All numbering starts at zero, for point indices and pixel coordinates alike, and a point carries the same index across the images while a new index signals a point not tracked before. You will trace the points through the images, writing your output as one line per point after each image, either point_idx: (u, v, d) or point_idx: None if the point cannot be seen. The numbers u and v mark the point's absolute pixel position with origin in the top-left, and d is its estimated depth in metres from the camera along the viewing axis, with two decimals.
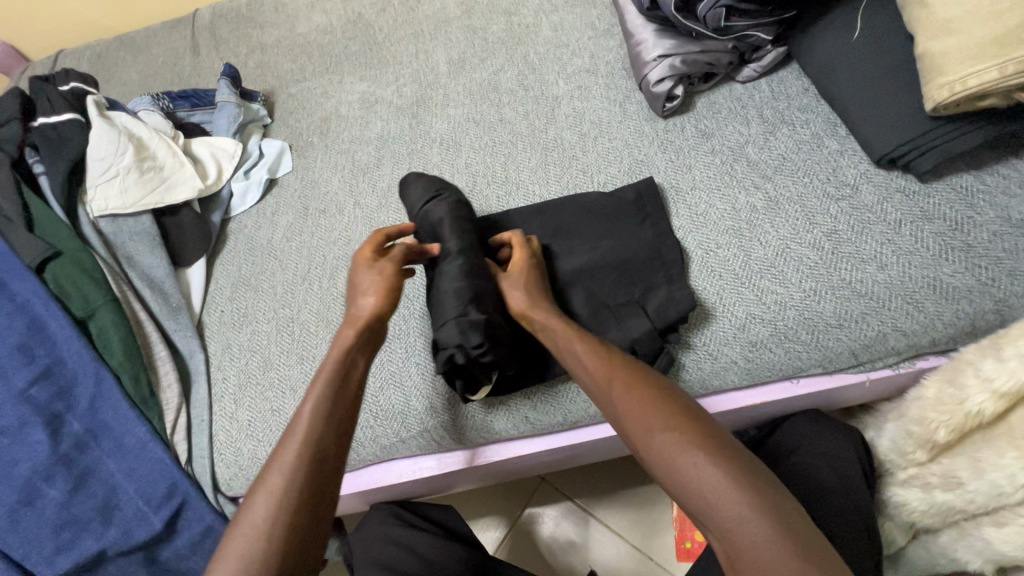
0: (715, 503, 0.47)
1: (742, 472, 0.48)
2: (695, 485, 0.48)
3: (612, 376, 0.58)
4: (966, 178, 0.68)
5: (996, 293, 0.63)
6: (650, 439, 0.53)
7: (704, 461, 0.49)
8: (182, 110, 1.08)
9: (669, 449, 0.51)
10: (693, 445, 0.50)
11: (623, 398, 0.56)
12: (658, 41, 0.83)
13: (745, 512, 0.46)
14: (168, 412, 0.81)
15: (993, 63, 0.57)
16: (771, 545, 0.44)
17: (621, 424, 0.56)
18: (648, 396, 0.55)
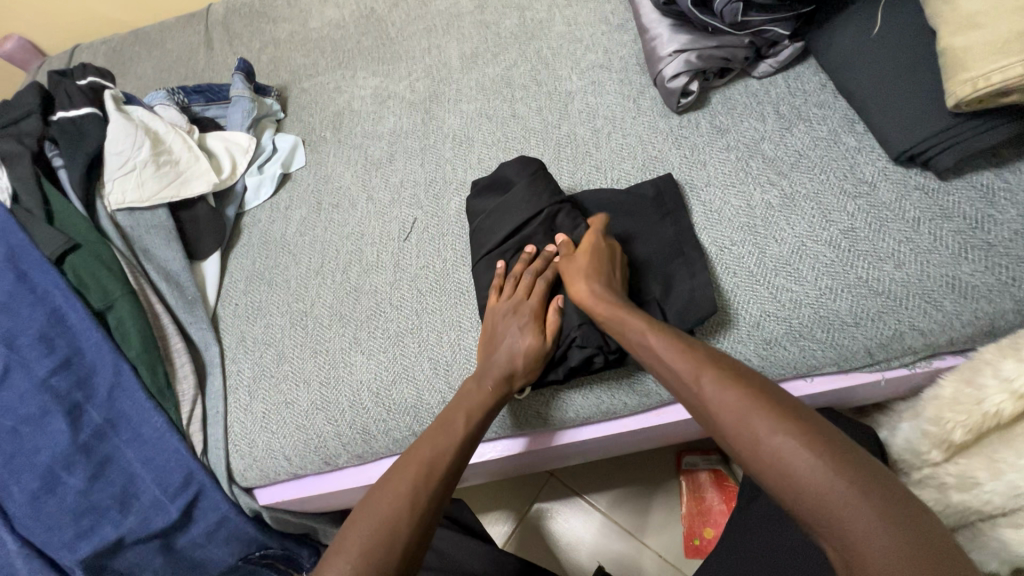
0: (842, 517, 0.42)
1: (849, 462, 0.44)
2: (818, 496, 0.43)
3: (699, 367, 0.53)
4: (986, 176, 0.67)
5: (1016, 293, 0.62)
6: (760, 442, 0.47)
7: (827, 471, 0.43)
8: (197, 104, 1.09)
9: (785, 453, 0.45)
10: (791, 435, 0.46)
11: (720, 393, 0.51)
12: (673, 36, 0.83)
13: (875, 528, 0.40)
14: (185, 403, 0.82)
15: (1020, 58, 0.55)
16: (916, 569, 0.38)
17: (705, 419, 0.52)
18: (749, 392, 0.50)
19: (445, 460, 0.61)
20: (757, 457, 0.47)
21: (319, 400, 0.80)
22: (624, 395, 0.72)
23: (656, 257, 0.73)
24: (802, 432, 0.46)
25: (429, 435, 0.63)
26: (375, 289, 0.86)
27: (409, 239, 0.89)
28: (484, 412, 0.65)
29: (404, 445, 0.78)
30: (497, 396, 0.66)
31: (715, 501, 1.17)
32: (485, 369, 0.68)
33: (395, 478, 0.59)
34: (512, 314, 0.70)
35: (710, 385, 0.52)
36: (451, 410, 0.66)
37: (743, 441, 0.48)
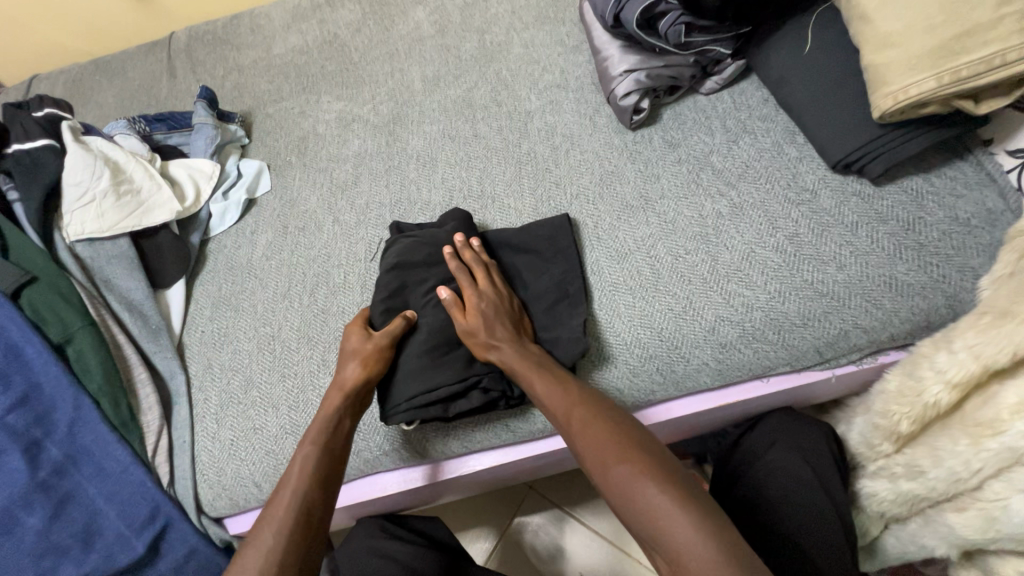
0: (667, 535, 0.49)
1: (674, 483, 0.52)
2: (651, 515, 0.51)
3: (570, 406, 0.61)
4: (915, 180, 0.72)
5: (947, 288, 0.66)
6: (626, 485, 0.53)
7: (659, 493, 0.52)
8: (159, 132, 1.08)
9: (638, 489, 0.52)
10: (636, 466, 0.54)
11: (589, 434, 0.58)
12: (623, 57, 0.86)
13: (692, 541, 0.48)
14: (150, 434, 0.81)
15: (932, 72, 0.60)
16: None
17: (577, 451, 0.59)
18: (610, 434, 0.57)
19: (314, 508, 0.62)
20: (607, 481, 0.55)
21: (288, 424, 0.80)
22: None
23: (625, 278, 0.76)
24: (642, 463, 0.54)
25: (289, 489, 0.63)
26: (342, 310, 0.86)
27: (376, 259, 0.90)
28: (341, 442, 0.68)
29: (375, 465, 0.78)
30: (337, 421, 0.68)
31: None
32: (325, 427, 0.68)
33: (263, 535, 0.60)
34: (348, 366, 0.71)
35: (573, 420, 0.60)
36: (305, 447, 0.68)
37: (595, 464, 0.56)
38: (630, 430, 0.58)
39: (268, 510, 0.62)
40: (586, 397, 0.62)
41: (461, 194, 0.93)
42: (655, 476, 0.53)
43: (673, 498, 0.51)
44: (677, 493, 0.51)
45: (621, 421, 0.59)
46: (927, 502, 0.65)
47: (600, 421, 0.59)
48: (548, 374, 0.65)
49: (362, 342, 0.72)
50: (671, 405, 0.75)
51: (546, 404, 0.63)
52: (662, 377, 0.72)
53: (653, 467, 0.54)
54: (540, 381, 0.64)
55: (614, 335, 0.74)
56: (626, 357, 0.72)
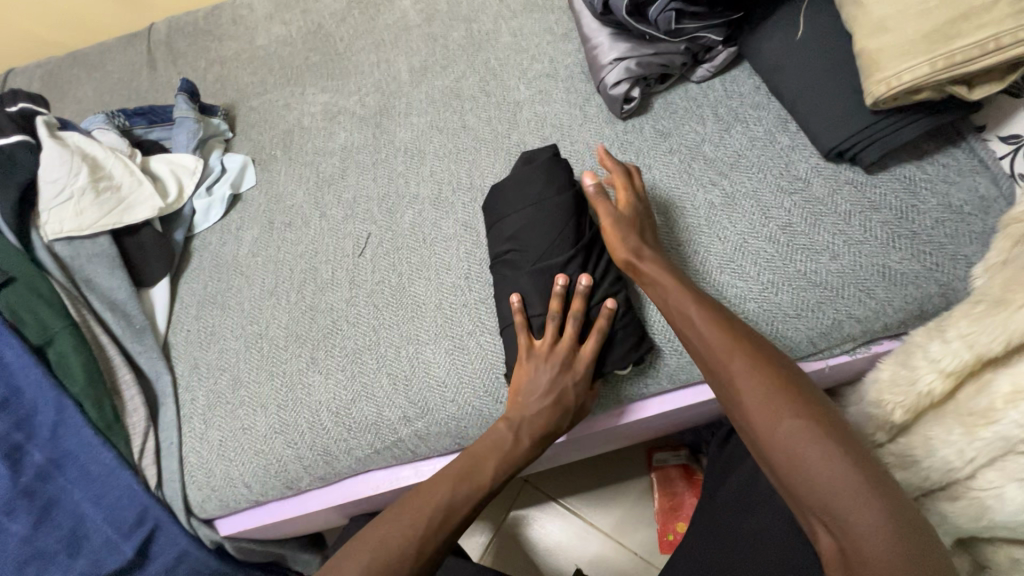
0: (842, 511, 0.46)
1: (864, 465, 0.48)
2: (822, 483, 0.48)
3: (734, 349, 0.58)
4: (908, 168, 0.71)
5: (940, 277, 0.66)
6: (800, 449, 0.50)
7: (851, 469, 0.48)
8: (139, 127, 1.06)
9: (814, 458, 0.49)
10: (821, 434, 0.50)
11: (753, 388, 0.55)
12: (613, 45, 0.85)
13: (870, 527, 0.45)
14: (135, 436, 0.79)
15: (925, 58, 0.59)
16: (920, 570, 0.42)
17: (736, 400, 0.56)
18: (779, 394, 0.54)
19: (456, 514, 0.62)
20: (773, 441, 0.52)
21: (277, 424, 0.78)
22: None
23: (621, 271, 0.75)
24: (828, 434, 0.50)
25: (432, 490, 0.63)
26: (331, 307, 0.85)
27: (363, 254, 0.88)
28: (512, 466, 0.66)
29: (367, 463, 0.77)
30: (508, 441, 0.67)
31: (685, 495, 1.18)
32: (491, 447, 0.66)
33: (405, 520, 0.60)
34: (543, 396, 0.67)
35: (748, 367, 0.56)
36: (482, 454, 0.66)
37: (761, 419, 0.53)
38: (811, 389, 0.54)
39: (404, 500, 0.63)
40: (763, 351, 0.58)
41: (450, 186, 0.91)
42: (841, 452, 0.49)
43: (863, 478, 0.47)
44: (860, 471, 0.47)
45: (801, 377, 0.55)
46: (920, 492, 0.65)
47: (790, 375, 0.55)
48: (706, 313, 0.62)
49: (548, 361, 0.68)
50: (664, 397, 0.75)
51: (706, 347, 0.60)
52: None
53: (840, 438, 0.50)
54: (696, 321, 0.62)
55: None
56: None
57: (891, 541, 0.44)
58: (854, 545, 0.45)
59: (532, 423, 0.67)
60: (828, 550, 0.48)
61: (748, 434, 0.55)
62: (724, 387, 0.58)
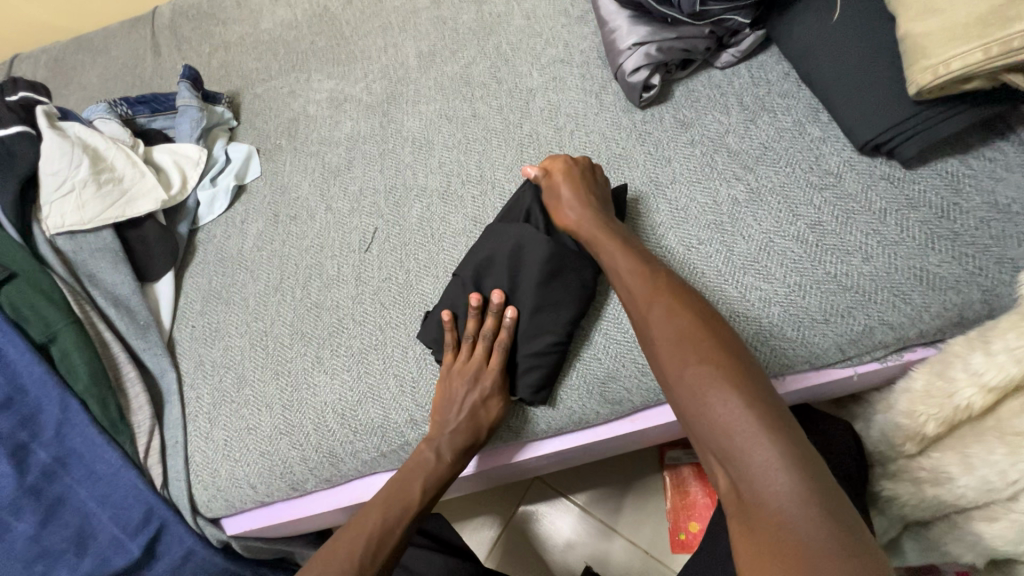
0: (738, 447, 0.46)
1: (761, 406, 0.47)
2: (717, 422, 0.48)
3: (653, 296, 0.59)
4: (951, 163, 0.66)
5: (983, 282, 0.61)
6: (701, 391, 0.50)
7: (740, 408, 0.47)
8: (142, 116, 1.03)
9: (713, 400, 0.49)
10: (721, 376, 0.50)
11: (665, 330, 0.56)
12: (632, 28, 0.80)
13: (765, 461, 0.44)
14: (140, 435, 0.78)
15: (979, 43, 0.54)
16: (801, 505, 0.41)
17: (651, 345, 0.57)
18: (692, 337, 0.54)
19: (391, 538, 0.63)
20: (682, 381, 0.52)
21: (283, 425, 0.77)
22: (596, 403, 0.70)
23: None
24: (730, 376, 0.50)
25: (377, 507, 0.64)
26: (336, 304, 0.83)
27: (370, 250, 0.86)
28: (438, 486, 0.67)
29: (373, 466, 0.75)
30: (414, 466, 0.67)
31: (699, 494, 1.17)
32: (422, 456, 0.67)
33: (347, 539, 0.61)
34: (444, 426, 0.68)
35: (665, 312, 0.57)
36: (405, 479, 0.66)
37: (672, 363, 0.53)
38: (726, 336, 0.54)
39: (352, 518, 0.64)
40: (681, 297, 0.58)
41: (459, 179, 0.88)
42: (738, 389, 0.49)
43: (759, 417, 0.46)
44: (757, 408, 0.47)
45: (719, 325, 0.55)
46: (953, 509, 0.62)
47: (705, 322, 0.55)
48: (631, 264, 0.63)
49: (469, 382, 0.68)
50: None
51: (632, 297, 0.61)
52: None
53: (746, 381, 0.49)
54: (623, 270, 0.63)
55: (623, 332, 0.70)
56: (633, 355, 0.69)
57: (779, 472, 0.43)
58: (746, 480, 0.45)
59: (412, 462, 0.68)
60: (727, 492, 0.46)
61: (663, 380, 0.55)
62: (643, 335, 0.59)
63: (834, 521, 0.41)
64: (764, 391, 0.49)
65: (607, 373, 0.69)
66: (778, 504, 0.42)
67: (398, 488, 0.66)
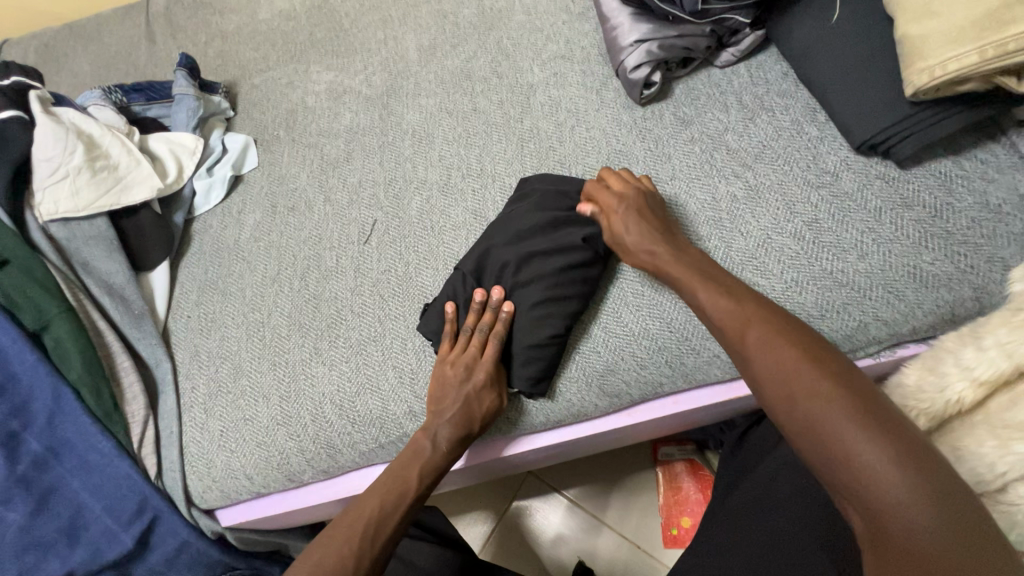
0: (871, 483, 0.43)
1: (899, 442, 0.44)
2: (850, 462, 0.45)
3: (749, 319, 0.56)
4: (944, 164, 0.68)
5: (974, 280, 0.63)
6: (823, 426, 0.47)
7: (877, 448, 0.44)
8: (137, 104, 1.02)
9: (841, 438, 0.46)
10: (842, 408, 0.47)
11: (769, 357, 0.53)
12: (634, 26, 0.80)
13: (907, 502, 0.42)
14: (134, 425, 0.77)
15: (974, 46, 0.55)
16: (953, 557, 0.39)
17: (753, 374, 0.54)
18: (803, 365, 0.51)
19: (387, 523, 0.62)
20: (796, 416, 0.49)
21: (280, 415, 0.76)
22: (595, 397, 0.70)
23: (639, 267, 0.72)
24: (854, 409, 0.46)
25: (375, 494, 0.64)
26: (335, 296, 0.82)
27: (369, 241, 0.85)
28: (436, 475, 0.66)
29: (371, 457, 0.75)
30: (411, 454, 0.67)
31: (691, 489, 1.18)
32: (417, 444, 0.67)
33: (345, 524, 0.61)
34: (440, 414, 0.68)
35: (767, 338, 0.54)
36: (402, 466, 0.66)
37: (782, 394, 0.50)
38: (832, 358, 0.51)
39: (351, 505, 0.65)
40: (778, 320, 0.55)
41: (459, 172, 0.88)
42: (868, 424, 0.45)
43: (901, 457, 0.43)
44: (892, 441, 0.44)
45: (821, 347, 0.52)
46: None
47: (808, 344, 0.52)
48: (718, 288, 0.60)
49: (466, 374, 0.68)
50: (678, 397, 0.72)
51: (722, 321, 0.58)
52: (670, 369, 0.69)
53: (873, 416, 0.46)
54: (707, 297, 0.60)
55: (622, 325, 0.70)
56: (632, 349, 0.69)
57: (928, 516, 0.41)
58: (889, 522, 0.42)
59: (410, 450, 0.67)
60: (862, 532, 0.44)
61: (768, 410, 0.52)
62: (742, 364, 0.56)
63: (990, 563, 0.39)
64: (898, 422, 0.46)
65: (607, 366, 0.70)
66: (926, 548, 0.40)
67: (394, 475, 0.66)
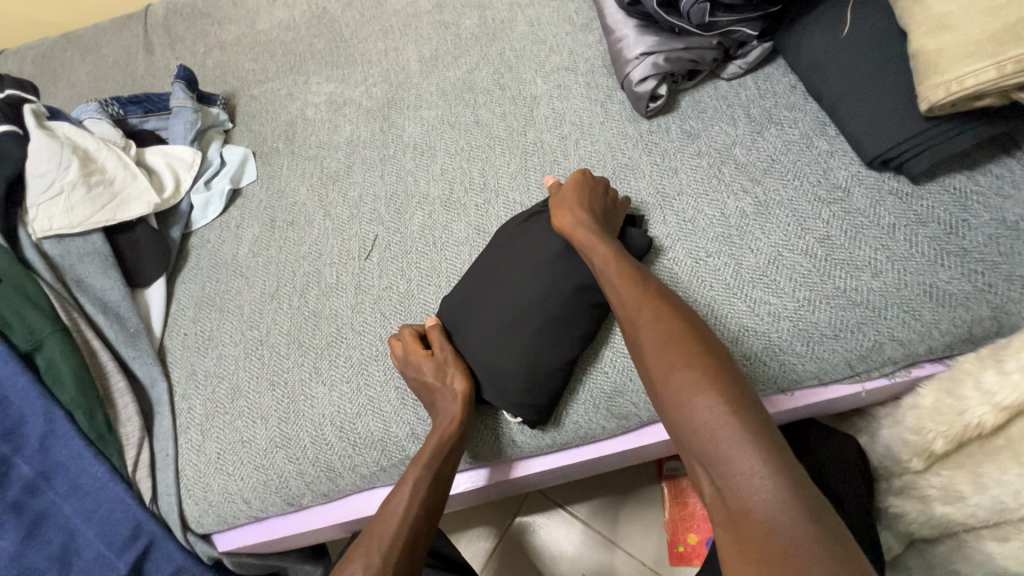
0: (726, 457, 0.44)
1: (748, 413, 0.46)
2: (705, 431, 0.46)
3: (641, 303, 0.56)
4: (958, 179, 0.66)
5: (993, 299, 0.61)
6: (692, 402, 0.48)
7: (725, 416, 0.46)
8: (134, 116, 1.00)
9: (702, 407, 0.47)
10: (704, 384, 0.48)
11: (649, 334, 0.54)
12: (640, 38, 0.79)
13: (751, 478, 0.43)
14: (129, 447, 0.75)
15: (991, 61, 0.54)
16: (781, 510, 0.41)
17: (637, 351, 0.55)
18: (681, 344, 0.52)
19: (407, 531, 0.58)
20: (666, 390, 0.50)
21: (279, 437, 0.74)
22: (602, 419, 0.69)
23: None
24: (714, 384, 0.48)
25: (392, 510, 0.59)
26: (335, 313, 0.80)
27: (370, 257, 0.84)
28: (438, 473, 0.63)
29: (372, 480, 0.73)
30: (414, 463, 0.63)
31: (697, 505, 1.15)
32: (430, 462, 0.62)
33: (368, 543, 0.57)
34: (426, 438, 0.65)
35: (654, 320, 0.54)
36: (405, 477, 0.62)
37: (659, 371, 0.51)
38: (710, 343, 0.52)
39: (371, 528, 0.59)
40: (660, 297, 0.57)
41: (461, 186, 0.86)
42: (723, 396, 0.47)
43: (744, 425, 0.45)
44: (743, 420, 0.45)
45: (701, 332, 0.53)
46: (962, 527, 0.61)
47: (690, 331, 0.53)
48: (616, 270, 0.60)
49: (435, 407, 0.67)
50: None
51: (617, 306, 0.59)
52: None
53: (727, 386, 0.48)
54: (609, 278, 0.60)
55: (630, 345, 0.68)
56: None
57: (767, 491, 0.42)
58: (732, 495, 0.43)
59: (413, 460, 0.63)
60: (711, 502, 0.45)
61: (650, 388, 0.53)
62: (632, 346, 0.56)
63: (824, 537, 0.39)
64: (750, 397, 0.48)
65: (614, 388, 0.68)
66: (762, 517, 0.41)
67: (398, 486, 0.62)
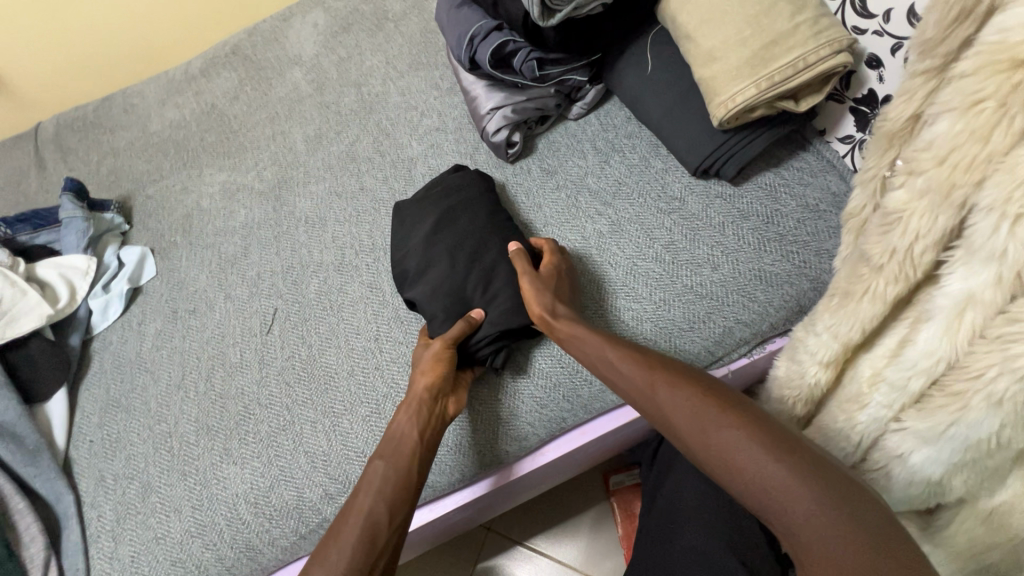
0: (789, 513, 0.47)
1: (793, 455, 0.49)
2: (767, 486, 0.48)
3: (651, 376, 0.59)
4: (767, 176, 0.77)
5: (809, 273, 0.71)
6: (741, 461, 0.50)
7: (776, 466, 0.49)
8: (23, 234, 1.01)
9: (751, 465, 0.49)
10: (744, 437, 0.51)
11: (669, 406, 0.56)
12: (488, 95, 0.87)
13: (812, 514, 0.46)
14: (35, 569, 0.73)
15: (750, 80, 0.65)
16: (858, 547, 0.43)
17: (666, 424, 0.57)
18: (706, 407, 0.54)
19: (378, 526, 0.60)
20: (713, 455, 0.52)
21: (193, 527, 0.74)
22: (504, 443, 0.72)
23: None
24: (752, 437, 0.51)
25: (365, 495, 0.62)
26: (241, 391, 0.82)
27: (271, 331, 0.87)
28: (406, 457, 0.65)
29: (295, 551, 0.74)
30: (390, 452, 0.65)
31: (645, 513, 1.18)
32: (394, 447, 0.65)
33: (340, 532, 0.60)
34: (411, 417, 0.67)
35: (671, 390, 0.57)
36: (376, 471, 0.64)
37: (695, 436, 0.54)
38: (734, 396, 0.56)
39: (339, 518, 0.62)
40: (666, 366, 0.60)
41: (353, 250, 0.91)
42: (767, 445, 0.50)
43: (792, 469, 0.48)
44: (790, 462, 0.49)
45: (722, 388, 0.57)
46: None
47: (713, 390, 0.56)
48: (616, 349, 0.63)
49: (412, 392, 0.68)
50: (584, 429, 0.76)
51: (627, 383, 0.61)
52: (570, 402, 0.72)
53: (764, 436, 0.51)
54: (610, 359, 0.63)
55: (517, 369, 0.74)
56: (530, 390, 0.73)
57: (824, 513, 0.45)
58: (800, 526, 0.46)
59: (391, 447, 0.65)
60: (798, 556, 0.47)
61: (691, 455, 0.55)
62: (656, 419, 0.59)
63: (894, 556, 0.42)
64: (785, 438, 0.51)
65: (509, 412, 0.72)
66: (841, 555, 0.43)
67: (362, 482, 0.64)
